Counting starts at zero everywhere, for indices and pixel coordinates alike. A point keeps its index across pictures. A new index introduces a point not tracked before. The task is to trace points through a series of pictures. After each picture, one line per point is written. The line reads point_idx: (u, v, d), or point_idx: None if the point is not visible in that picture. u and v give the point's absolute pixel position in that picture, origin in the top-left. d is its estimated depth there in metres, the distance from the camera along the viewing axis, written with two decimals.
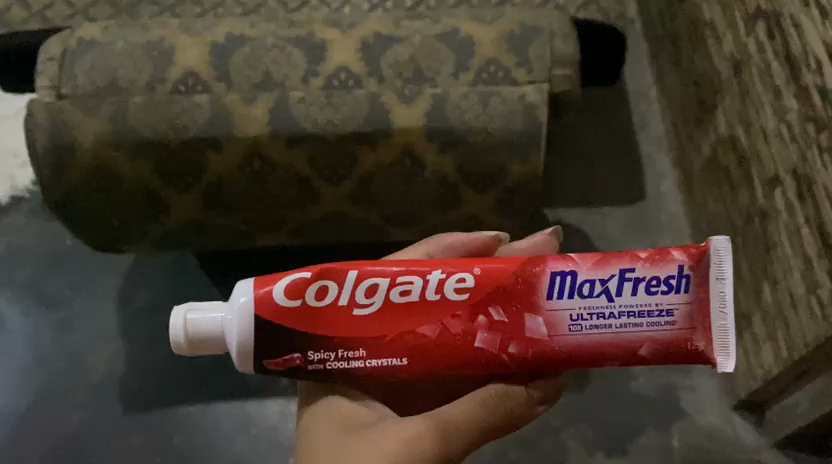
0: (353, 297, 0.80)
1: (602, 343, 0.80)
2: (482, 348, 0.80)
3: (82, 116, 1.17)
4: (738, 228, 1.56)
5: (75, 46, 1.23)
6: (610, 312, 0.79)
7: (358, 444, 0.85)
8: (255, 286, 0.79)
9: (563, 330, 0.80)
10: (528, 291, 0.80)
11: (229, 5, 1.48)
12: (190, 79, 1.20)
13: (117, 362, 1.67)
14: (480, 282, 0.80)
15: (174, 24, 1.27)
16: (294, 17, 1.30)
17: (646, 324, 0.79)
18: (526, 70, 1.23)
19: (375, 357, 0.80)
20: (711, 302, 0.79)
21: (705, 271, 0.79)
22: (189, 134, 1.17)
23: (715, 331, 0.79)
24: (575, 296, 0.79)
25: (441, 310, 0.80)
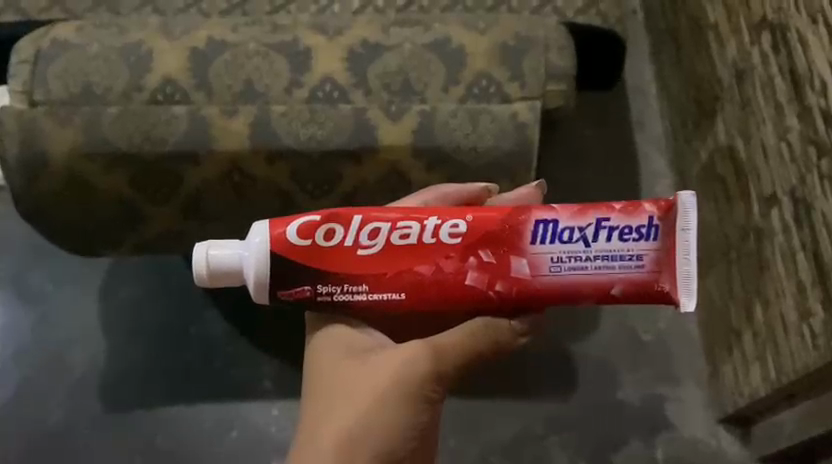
0: (356, 238, 0.84)
1: (580, 284, 0.84)
2: (476, 286, 0.84)
3: (54, 126, 1.13)
4: (732, 241, 1.53)
5: (48, 48, 1.18)
6: (585, 255, 0.83)
7: (361, 366, 0.94)
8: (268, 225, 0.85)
9: (544, 270, 0.84)
10: (514, 236, 0.84)
11: None
12: (168, 87, 1.15)
13: (98, 360, 1.65)
14: (471, 228, 0.84)
15: (154, 24, 1.22)
16: (280, 18, 1.24)
17: (618, 267, 0.84)
18: (519, 85, 1.18)
19: (378, 291, 0.85)
20: (676, 250, 0.83)
21: (673, 221, 0.83)
22: (166, 147, 1.13)
23: (681, 276, 0.84)
24: (555, 242, 0.83)
25: (434, 253, 0.84)
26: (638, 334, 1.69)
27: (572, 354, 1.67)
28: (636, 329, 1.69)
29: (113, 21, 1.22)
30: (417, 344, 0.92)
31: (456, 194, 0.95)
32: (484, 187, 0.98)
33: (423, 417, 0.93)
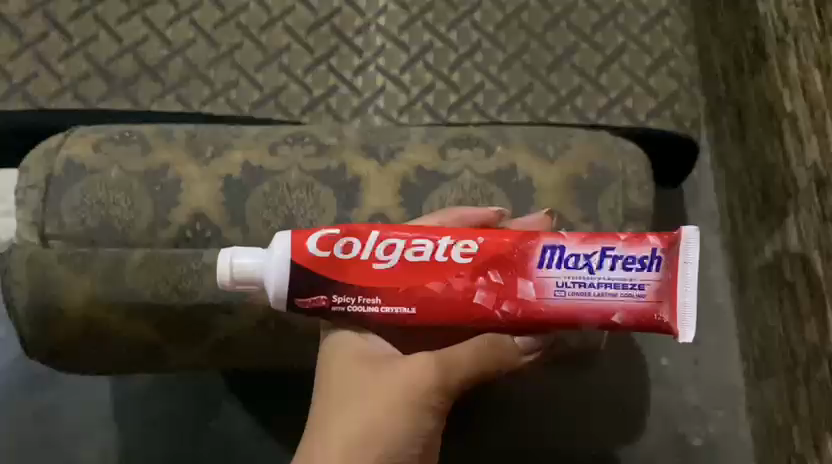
0: (372, 252, 0.85)
1: (583, 308, 0.83)
2: (482, 303, 0.85)
3: (69, 273, 0.99)
4: (800, 358, 1.41)
5: (61, 171, 1.04)
6: (589, 282, 0.83)
7: (370, 373, 0.89)
8: (292, 234, 0.86)
9: (549, 294, 0.83)
10: (522, 259, 0.84)
11: (243, 83, 1.28)
12: (198, 224, 1.02)
13: (111, 456, 1.54)
14: (483, 248, 0.85)
15: (181, 136, 1.08)
16: (324, 131, 1.11)
17: (620, 294, 0.82)
18: (594, 226, 1.05)
19: (385, 303, 0.85)
20: (677, 282, 0.81)
21: (675, 254, 0.81)
22: (197, 298, 1.00)
23: (683, 309, 0.82)
24: (562, 267, 0.83)
25: (448, 271, 0.85)
26: (687, 439, 1.62)
27: (616, 459, 1.62)
28: (685, 434, 1.63)
29: (135, 131, 1.09)
30: (426, 353, 0.88)
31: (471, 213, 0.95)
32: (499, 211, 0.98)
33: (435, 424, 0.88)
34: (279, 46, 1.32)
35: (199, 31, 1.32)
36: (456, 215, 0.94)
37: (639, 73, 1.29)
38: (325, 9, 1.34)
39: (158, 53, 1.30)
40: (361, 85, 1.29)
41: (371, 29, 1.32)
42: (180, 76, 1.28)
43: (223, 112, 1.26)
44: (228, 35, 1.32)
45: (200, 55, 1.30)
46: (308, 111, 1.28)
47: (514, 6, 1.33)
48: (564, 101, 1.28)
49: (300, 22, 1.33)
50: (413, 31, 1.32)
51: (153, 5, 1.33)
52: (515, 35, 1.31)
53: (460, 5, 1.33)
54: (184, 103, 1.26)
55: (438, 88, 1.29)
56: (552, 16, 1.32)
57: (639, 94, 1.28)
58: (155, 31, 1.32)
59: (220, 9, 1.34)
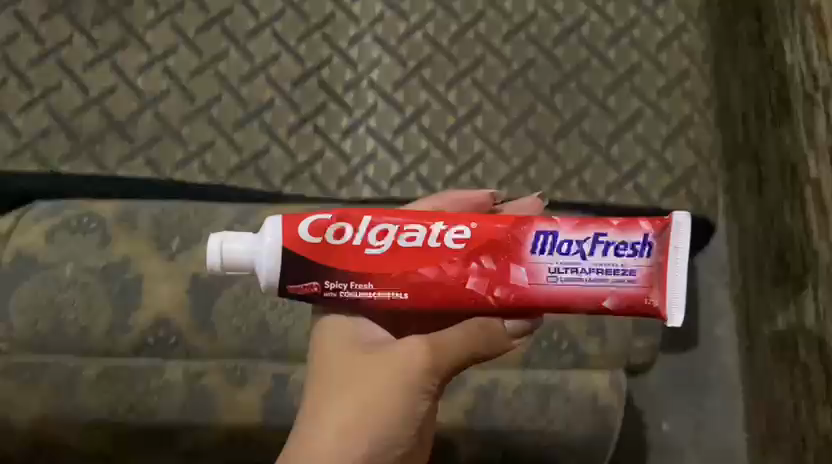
0: (360, 238, 0.66)
1: (582, 294, 0.65)
2: (478, 287, 0.66)
3: (16, 390, 0.90)
4: None
5: (10, 264, 0.94)
6: (582, 268, 0.64)
7: (354, 360, 0.73)
8: (283, 217, 0.66)
9: (541, 281, 0.65)
10: (518, 243, 0.65)
11: (220, 144, 1.17)
12: (161, 330, 0.92)
13: None
14: (475, 233, 0.66)
15: (144, 219, 0.98)
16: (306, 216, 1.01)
17: (611, 282, 0.64)
18: (599, 341, 0.95)
19: (370, 288, 0.66)
20: (668, 270, 0.63)
21: (665, 241, 0.63)
22: (157, 418, 0.90)
23: (675, 296, 0.63)
24: (554, 253, 0.65)
25: (438, 258, 0.66)
26: None
27: None
28: None
29: (92, 211, 0.98)
30: (416, 339, 0.71)
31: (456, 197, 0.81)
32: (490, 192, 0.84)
33: (425, 412, 0.73)
34: (261, 101, 1.20)
35: (173, 81, 1.21)
36: (448, 197, 0.80)
37: (655, 145, 1.18)
38: (312, 60, 1.22)
39: (128, 106, 1.19)
40: (350, 149, 1.18)
41: (363, 84, 1.21)
42: (150, 134, 1.17)
43: (197, 179, 1.15)
44: (205, 86, 1.20)
45: (173, 109, 1.19)
46: (290, 180, 1.16)
47: (521, 62, 1.21)
48: (570, 175, 1.17)
49: (285, 73, 1.21)
50: (408, 88, 1.20)
51: (125, 50, 1.22)
52: (521, 96, 1.20)
53: (462, 59, 1.21)
54: (153, 166, 1.15)
55: (434, 157, 1.18)
56: (562, 75, 1.21)
57: (655, 169, 1.17)
58: (125, 80, 1.20)
59: (198, 56, 1.22)
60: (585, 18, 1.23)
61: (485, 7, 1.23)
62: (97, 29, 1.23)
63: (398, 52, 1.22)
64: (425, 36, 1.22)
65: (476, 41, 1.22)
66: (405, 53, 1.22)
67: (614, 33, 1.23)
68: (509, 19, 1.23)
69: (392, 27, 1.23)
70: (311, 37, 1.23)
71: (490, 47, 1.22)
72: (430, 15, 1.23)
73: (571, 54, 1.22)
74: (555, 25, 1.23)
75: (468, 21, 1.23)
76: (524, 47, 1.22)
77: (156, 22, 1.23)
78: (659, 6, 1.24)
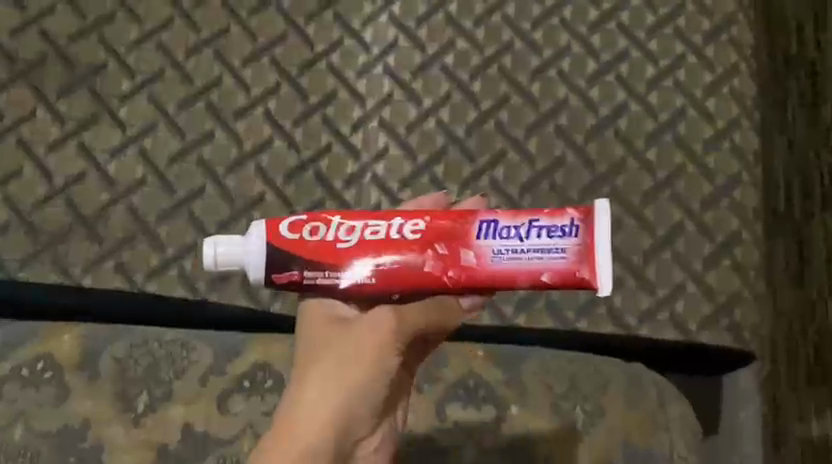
0: (330, 234, 0.65)
1: (528, 271, 0.64)
2: (438, 268, 0.64)
3: None
4: None
5: None
6: (521, 248, 0.63)
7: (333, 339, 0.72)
8: (266, 221, 0.66)
9: (487, 264, 0.64)
10: (467, 229, 0.65)
11: (201, 248, 1.03)
12: None
13: None
14: (430, 225, 0.65)
15: (108, 364, 0.87)
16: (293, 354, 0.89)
17: (547, 257, 0.63)
18: None
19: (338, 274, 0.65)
20: (595, 249, 0.63)
21: (590, 227, 0.63)
22: None
23: (601, 265, 0.63)
24: (497, 238, 0.64)
25: (396, 247, 0.65)
26: None
27: None
28: None
29: (47, 353, 0.87)
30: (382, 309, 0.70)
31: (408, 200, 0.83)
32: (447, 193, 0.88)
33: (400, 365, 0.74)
34: (250, 196, 1.05)
35: (150, 167, 1.06)
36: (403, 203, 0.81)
37: (696, 265, 1.04)
38: (310, 148, 1.07)
39: (97, 198, 1.04)
40: None
41: (366, 179, 1.06)
42: (123, 233, 1.03)
43: (174, 292, 1.01)
44: (187, 175, 1.06)
45: (149, 204, 1.04)
46: (278, 296, 1.01)
47: (547, 161, 1.06)
48: (597, 300, 1.02)
49: (278, 163, 1.07)
50: (418, 187, 1.06)
51: (95, 128, 1.07)
52: (546, 202, 1.05)
53: (480, 155, 1.07)
54: (123, 274, 1.01)
55: None
56: (593, 177, 1.06)
57: (695, 295, 1.03)
58: (95, 165, 1.05)
59: (179, 138, 1.07)
60: (623, 109, 1.08)
61: (509, 91, 1.08)
62: (63, 101, 1.07)
63: (408, 143, 1.07)
64: (439, 124, 1.08)
65: (497, 133, 1.07)
66: (416, 145, 1.07)
67: (655, 129, 1.08)
68: (536, 108, 1.08)
69: (403, 112, 1.08)
70: (309, 119, 1.08)
71: (513, 141, 1.07)
72: (446, 99, 1.08)
73: (605, 151, 1.07)
74: (588, 117, 1.08)
75: (489, 108, 1.08)
76: (551, 142, 1.07)
77: (132, 95, 1.08)
78: (707, 98, 1.09)
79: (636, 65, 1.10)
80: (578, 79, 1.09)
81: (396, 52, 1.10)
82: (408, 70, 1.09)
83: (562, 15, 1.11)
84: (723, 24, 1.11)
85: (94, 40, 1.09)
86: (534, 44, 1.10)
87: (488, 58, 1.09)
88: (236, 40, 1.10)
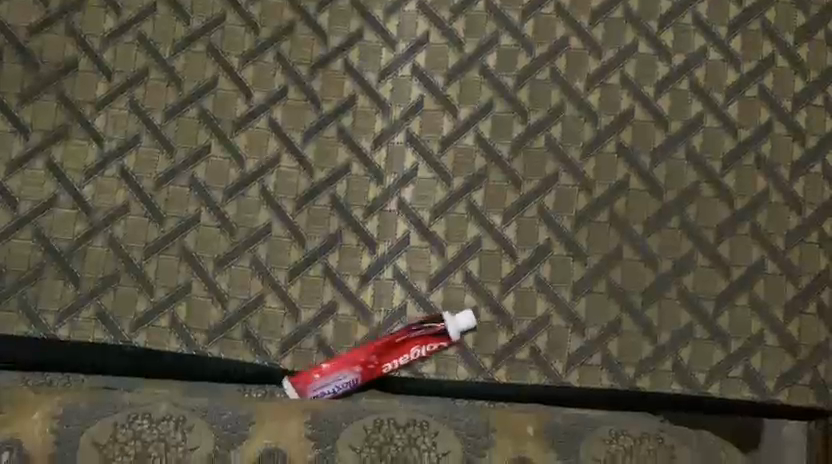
0: (327, 386, 0.83)
1: (430, 338, 0.85)
2: (383, 366, 0.84)
3: None
4: None
5: None
6: (415, 333, 0.85)
7: (360, 322, 0.86)
8: (294, 384, 0.83)
9: (410, 350, 0.85)
10: (392, 339, 0.84)
11: (197, 290, 0.87)
12: None
13: None
14: (376, 348, 0.84)
15: (87, 452, 0.80)
16: (325, 435, 0.82)
17: (430, 327, 0.85)
18: None
19: (320, 386, 0.83)
20: (457, 270, 0.88)
21: (463, 246, 0.88)
22: None
23: (452, 316, 0.85)
24: (409, 335, 0.85)
25: (372, 374, 0.84)
26: None
27: None
28: None
29: (19, 439, 0.80)
30: (396, 302, 0.87)
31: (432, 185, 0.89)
32: (477, 181, 0.89)
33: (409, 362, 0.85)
34: (253, 227, 0.88)
35: (134, 190, 0.89)
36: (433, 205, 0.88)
37: (777, 313, 0.88)
38: (325, 167, 0.90)
39: (71, 228, 0.88)
40: (372, 302, 0.87)
41: (392, 206, 0.89)
42: (103, 271, 0.87)
43: (167, 345, 0.85)
44: (177, 199, 0.89)
45: (133, 235, 0.88)
46: (289, 349, 0.86)
47: (606, 186, 0.89)
48: (662, 355, 0.87)
49: (286, 185, 0.89)
50: (454, 216, 0.89)
51: (66, 142, 0.89)
52: (605, 235, 0.89)
53: (526, 179, 0.89)
54: (105, 322, 0.86)
55: (483, 321, 0.87)
56: (661, 207, 0.89)
57: (775, 348, 0.88)
58: (68, 187, 0.88)
59: (167, 155, 0.89)
60: (697, 122, 0.91)
61: (563, 100, 0.91)
62: (28, 109, 0.90)
63: (441, 164, 0.90)
64: (478, 139, 0.90)
65: (548, 151, 0.90)
66: (451, 165, 0.90)
67: (735, 148, 0.91)
68: (595, 121, 0.90)
69: (434, 124, 0.90)
70: (323, 132, 0.90)
71: (566, 161, 0.90)
72: (487, 109, 0.91)
73: (674, 173, 0.90)
74: (657, 132, 0.91)
75: (538, 121, 0.90)
76: (612, 161, 0.90)
77: (110, 100, 0.90)
78: (799, 108, 0.91)
79: (714, 68, 0.92)
80: (644, 85, 0.91)
81: (427, 49, 0.91)
82: (441, 71, 0.91)
83: (626, 6, 0.92)
84: (820, 17, 0.92)
85: (63, 32, 0.91)
86: (593, 42, 0.92)
87: (537, 58, 0.91)
88: (233, 33, 0.91)
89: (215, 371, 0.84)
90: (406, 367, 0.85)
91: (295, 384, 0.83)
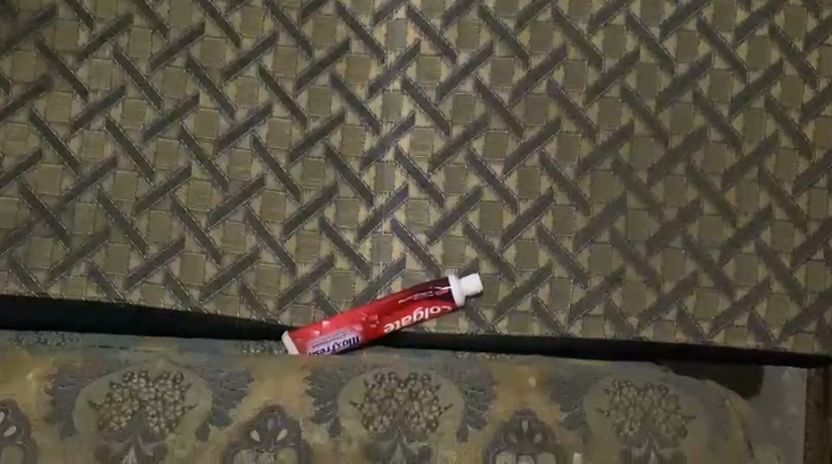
0: (328, 343, 0.82)
1: (435, 301, 0.83)
2: (384, 326, 0.83)
3: None
4: None
5: None
6: (421, 295, 0.83)
7: (358, 277, 0.85)
8: (294, 339, 0.82)
9: (413, 311, 0.83)
10: (396, 300, 0.83)
11: (190, 247, 0.85)
12: None
13: None
14: (379, 307, 0.82)
15: (83, 413, 0.75)
16: (326, 391, 0.77)
17: (435, 288, 0.83)
18: None
19: (320, 342, 0.82)
20: (458, 224, 0.85)
21: (463, 199, 0.86)
22: None
23: (463, 280, 0.83)
24: (415, 297, 0.83)
25: (373, 333, 0.83)
26: None
27: None
28: None
29: (14, 401, 0.75)
30: (396, 256, 0.85)
31: (430, 134, 0.86)
32: (476, 129, 0.86)
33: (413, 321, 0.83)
34: (246, 180, 0.86)
35: (122, 144, 0.86)
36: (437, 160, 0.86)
37: (784, 260, 0.86)
38: (319, 117, 0.86)
39: (58, 184, 0.85)
40: (370, 256, 0.85)
41: (389, 156, 0.86)
42: (93, 228, 0.84)
43: (161, 302, 0.84)
44: (166, 153, 0.86)
45: (123, 190, 0.85)
46: (287, 305, 0.84)
47: (610, 132, 0.87)
48: (666, 304, 0.85)
49: (279, 136, 0.86)
50: (453, 167, 0.86)
51: (49, 94, 0.86)
52: (608, 183, 0.86)
53: (528, 126, 0.86)
54: (98, 280, 0.84)
55: (485, 273, 0.85)
56: (666, 153, 0.87)
57: (781, 295, 0.86)
58: (52, 142, 0.85)
59: (154, 106, 0.86)
60: (704, 64, 0.87)
61: (565, 42, 0.87)
62: (8, 60, 0.86)
63: (439, 112, 0.87)
64: (477, 85, 0.87)
65: (550, 97, 0.87)
66: (449, 113, 0.86)
67: (743, 91, 0.87)
68: (598, 64, 0.87)
69: (431, 70, 0.87)
70: (315, 79, 0.87)
71: (568, 106, 0.87)
72: (486, 53, 0.87)
73: (679, 117, 0.87)
74: (662, 75, 0.87)
75: (540, 65, 0.87)
76: (616, 107, 0.87)
77: (93, 49, 0.86)
78: (810, 48, 0.88)
79: (722, 7, 0.88)
80: (650, 25, 0.88)
81: None
82: (437, 14, 0.87)
83: None
84: None
85: None
86: None
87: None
88: None
89: (212, 330, 0.83)
90: (409, 328, 0.84)
91: (295, 339, 0.82)
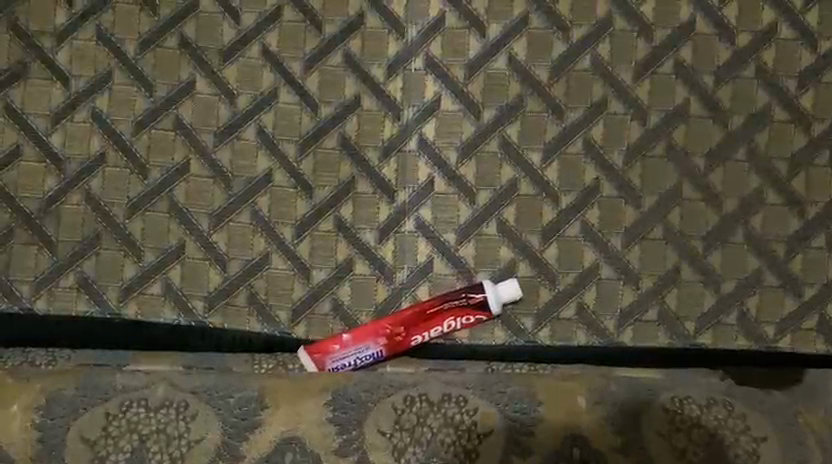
0: (348, 357, 0.74)
1: (469, 310, 0.74)
2: (411, 338, 0.74)
3: None
4: None
5: None
6: (454, 302, 0.74)
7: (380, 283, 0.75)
8: (312, 354, 0.74)
9: (444, 322, 0.74)
10: (424, 308, 0.74)
11: (192, 252, 0.75)
12: None
13: None
14: (406, 317, 0.74)
15: (74, 448, 0.68)
16: (348, 418, 0.69)
17: (470, 295, 0.74)
18: None
19: (340, 357, 0.74)
20: (491, 222, 0.76)
21: (496, 193, 0.76)
22: None
23: (500, 285, 0.74)
24: (446, 305, 0.74)
25: (398, 346, 0.74)
26: None
27: None
28: None
29: None
30: (422, 259, 0.75)
31: (458, 120, 0.76)
32: (510, 112, 0.76)
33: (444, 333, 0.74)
34: (252, 175, 0.76)
35: (111, 137, 0.76)
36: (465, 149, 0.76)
37: None
38: (331, 102, 0.76)
39: (40, 183, 0.75)
40: (393, 259, 0.75)
41: (411, 145, 0.76)
42: (81, 234, 0.75)
43: (161, 315, 0.75)
44: (161, 146, 0.76)
45: (114, 190, 0.75)
46: (300, 317, 0.75)
47: (662, 112, 0.76)
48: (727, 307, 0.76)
49: (288, 125, 0.76)
50: (484, 156, 0.76)
51: (26, 82, 0.76)
52: (660, 171, 0.76)
53: (569, 108, 0.76)
54: (88, 292, 0.74)
55: (523, 275, 0.75)
56: (725, 136, 0.76)
57: None
58: (32, 136, 0.75)
59: (145, 93, 0.76)
60: (768, 34, 0.77)
61: (610, 11, 0.76)
62: None
63: (467, 93, 0.76)
64: (511, 62, 0.76)
65: (594, 74, 0.76)
66: (479, 95, 0.76)
67: (813, 63, 0.77)
68: (649, 35, 0.76)
69: (458, 45, 0.76)
70: (326, 59, 0.76)
71: (614, 85, 0.76)
72: (521, 25, 0.76)
73: (740, 94, 0.77)
74: (721, 46, 0.77)
75: (582, 38, 0.76)
76: (669, 84, 0.76)
77: (73, 30, 0.76)
78: None
79: None
80: None
81: None
82: None
83: None
84: None
85: None
86: None
87: None
88: None
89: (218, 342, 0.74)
90: (439, 341, 0.75)
91: (313, 354, 0.73)
